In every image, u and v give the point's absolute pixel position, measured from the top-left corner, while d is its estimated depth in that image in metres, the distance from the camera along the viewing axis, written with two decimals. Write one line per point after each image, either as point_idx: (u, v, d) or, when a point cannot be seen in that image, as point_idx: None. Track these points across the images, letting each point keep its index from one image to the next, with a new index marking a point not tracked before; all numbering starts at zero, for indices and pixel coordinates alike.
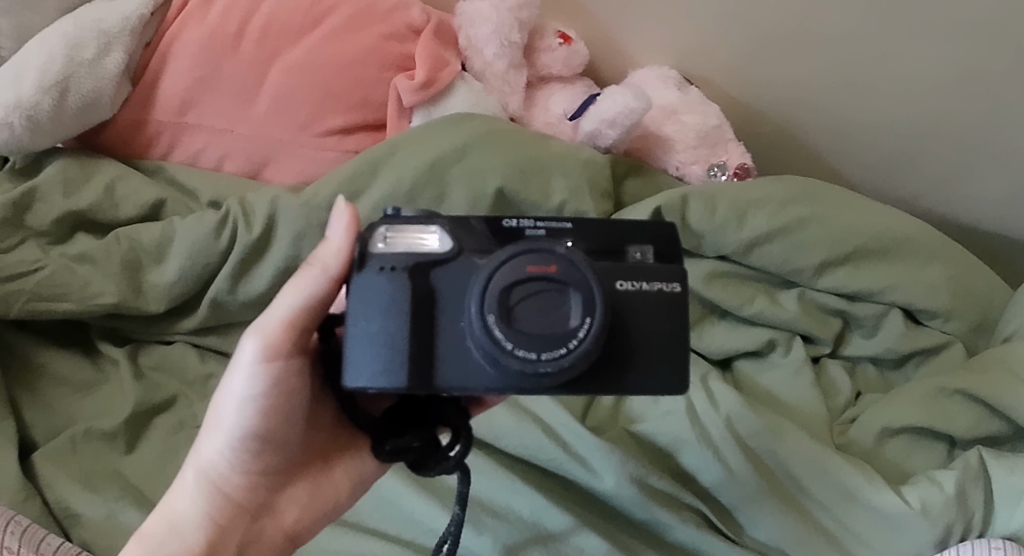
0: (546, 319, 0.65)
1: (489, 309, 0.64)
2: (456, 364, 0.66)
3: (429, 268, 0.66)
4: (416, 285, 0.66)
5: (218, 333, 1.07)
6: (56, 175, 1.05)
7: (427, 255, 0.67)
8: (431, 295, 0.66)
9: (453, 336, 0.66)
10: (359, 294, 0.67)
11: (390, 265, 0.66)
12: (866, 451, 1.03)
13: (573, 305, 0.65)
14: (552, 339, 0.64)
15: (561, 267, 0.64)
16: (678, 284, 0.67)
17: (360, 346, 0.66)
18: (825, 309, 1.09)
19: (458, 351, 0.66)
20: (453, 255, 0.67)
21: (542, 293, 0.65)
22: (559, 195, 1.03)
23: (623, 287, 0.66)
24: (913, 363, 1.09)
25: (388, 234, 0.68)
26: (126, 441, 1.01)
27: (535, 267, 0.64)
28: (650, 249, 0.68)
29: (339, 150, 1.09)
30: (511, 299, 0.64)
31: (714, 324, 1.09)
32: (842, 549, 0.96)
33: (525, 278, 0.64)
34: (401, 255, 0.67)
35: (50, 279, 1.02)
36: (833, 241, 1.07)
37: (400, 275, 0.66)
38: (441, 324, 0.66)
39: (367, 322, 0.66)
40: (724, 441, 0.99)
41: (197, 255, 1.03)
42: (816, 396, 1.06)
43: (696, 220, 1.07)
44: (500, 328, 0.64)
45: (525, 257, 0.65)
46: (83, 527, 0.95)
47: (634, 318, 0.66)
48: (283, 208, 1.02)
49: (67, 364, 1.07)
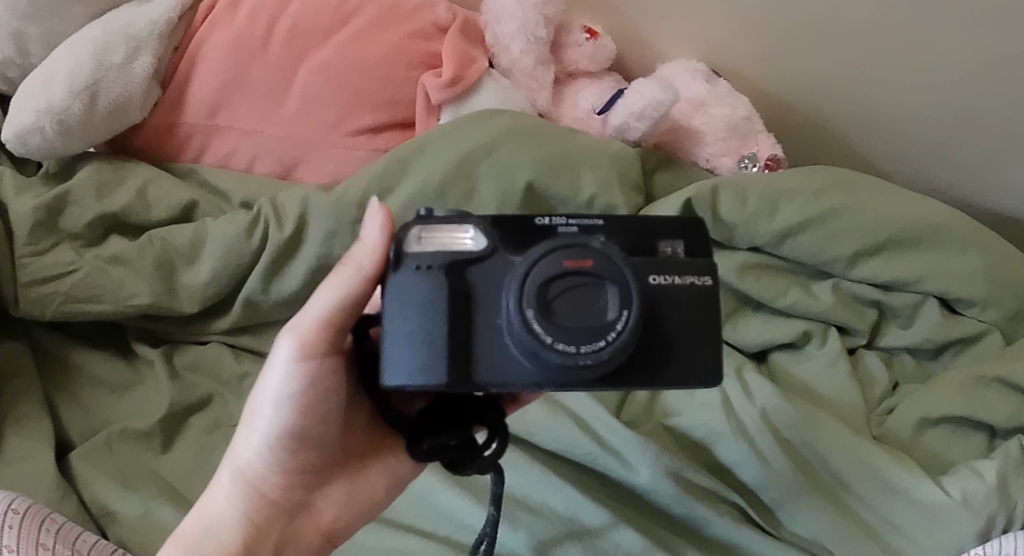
0: (584, 312, 0.64)
1: (528, 303, 0.64)
2: (494, 360, 0.66)
3: (465, 267, 0.66)
4: (453, 283, 0.66)
5: (251, 333, 1.07)
6: (88, 178, 1.05)
7: (462, 254, 0.66)
8: (468, 292, 0.66)
9: (491, 333, 0.66)
10: (395, 293, 0.67)
11: (426, 264, 0.66)
12: (904, 443, 1.03)
13: (610, 298, 0.64)
14: (591, 331, 0.63)
15: (598, 262, 0.64)
16: (709, 277, 0.67)
17: (399, 344, 0.66)
18: (860, 299, 1.09)
19: (497, 347, 0.66)
20: (489, 253, 0.66)
21: (579, 287, 0.64)
22: (589, 189, 1.01)
23: (656, 281, 0.66)
24: (951, 353, 1.08)
25: (422, 235, 0.67)
26: (162, 441, 1.02)
27: (571, 261, 0.64)
28: (681, 244, 0.68)
29: (368, 149, 1.09)
30: (550, 294, 0.64)
31: (749, 317, 1.09)
32: (879, 540, 0.96)
33: (561, 273, 0.64)
34: (435, 254, 0.66)
35: (84, 280, 1.03)
36: (867, 229, 1.06)
37: (436, 274, 0.66)
38: (479, 321, 0.66)
39: (405, 322, 0.66)
40: (760, 433, 0.99)
41: (229, 256, 1.02)
42: (853, 388, 1.05)
43: (727, 211, 1.05)
44: (539, 322, 0.63)
45: (562, 251, 0.64)
46: (120, 524, 0.96)
47: (669, 313, 0.66)
48: (314, 207, 1.01)
49: (104, 365, 1.08)
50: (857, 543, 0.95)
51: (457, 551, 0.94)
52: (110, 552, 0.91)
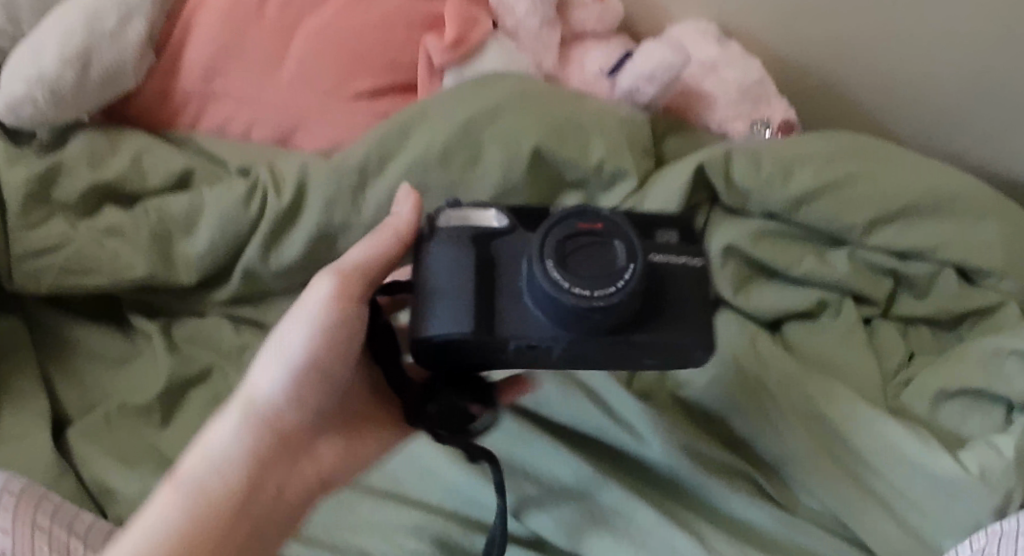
0: (597, 263, 0.69)
1: (548, 255, 0.69)
2: (516, 316, 0.72)
3: (489, 240, 0.74)
4: (478, 253, 0.74)
5: (253, 305, 1.03)
6: (82, 149, 1.02)
7: (487, 229, 0.74)
8: (492, 262, 0.74)
9: (512, 295, 0.73)
10: (431, 260, 0.75)
11: (455, 236, 0.74)
12: (921, 418, 1.00)
13: (619, 250, 0.70)
14: (605, 278, 0.69)
15: (607, 225, 0.70)
16: (700, 260, 0.74)
17: (433, 301, 0.73)
18: (876, 269, 1.06)
19: (517, 306, 0.73)
20: (510, 230, 0.74)
21: (592, 245, 0.70)
22: (598, 154, 0.98)
23: (656, 259, 0.73)
24: (968, 324, 1.05)
25: (451, 216, 0.75)
26: (161, 416, 0.99)
27: (584, 223, 0.70)
28: (675, 235, 0.74)
29: (370, 113, 1.06)
30: (566, 250, 0.70)
31: (764, 285, 1.05)
32: (890, 509, 0.93)
33: (576, 233, 0.70)
34: (463, 229, 0.74)
35: (79, 253, 1.00)
36: (883, 197, 1.03)
37: (464, 244, 0.74)
38: (501, 286, 0.73)
39: (438, 282, 0.74)
40: (775, 401, 0.97)
41: (228, 226, 0.98)
42: (869, 358, 1.02)
43: (740, 175, 1.03)
44: (558, 271, 0.69)
45: (576, 216, 0.71)
46: (119, 503, 0.94)
47: (671, 285, 0.73)
48: (313, 173, 0.98)
49: (101, 339, 1.04)
50: (869, 515, 0.93)
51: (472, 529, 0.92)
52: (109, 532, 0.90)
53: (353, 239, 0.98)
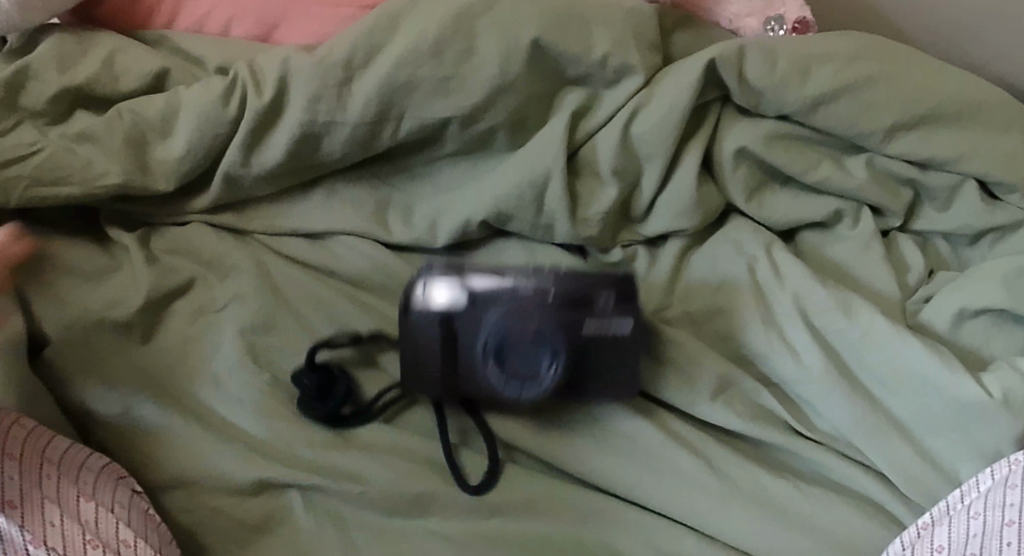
0: (527, 362, 0.84)
1: (489, 349, 0.84)
2: (468, 377, 0.87)
3: (450, 317, 0.85)
4: (444, 330, 0.86)
5: (235, 212, 0.99)
6: (50, 51, 0.95)
7: (448, 310, 0.85)
8: (453, 332, 0.86)
9: (468, 360, 0.86)
10: (408, 329, 0.86)
11: (425, 311, 0.86)
12: (941, 336, 0.93)
13: (545, 361, 0.84)
14: (530, 380, 0.84)
15: (546, 323, 0.83)
16: (627, 321, 0.84)
17: (407, 355, 0.87)
18: (896, 178, 0.99)
19: (471, 370, 0.86)
20: (467, 304, 0.85)
21: (530, 348, 0.84)
22: (602, 48, 0.93)
23: (586, 331, 0.84)
24: (988, 241, 0.99)
25: (422, 290, 0.86)
26: (142, 331, 0.93)
27: (523, 323, 0.83)
28: (611, 293, 0.84)
29: (355, 6, 0.99)
30: (506, 356, 0.84)
31: (776, 193, 1.00)
32: (905, 433, 0.88)
33: (513, 333, 0.84)
34: (431, 311, 0.85)
35: (50, 161, 0.93)
36: (905, 101, 0.96)
37: (433, 322, 0.86)
38: (461, 349, 0.86)
39: (410, 347, 0.87)
40: (788, 316, 0.92)
41: (206, 127, 0.93)
42: (887, 272, 0.96)
43: (754, 74, 0.95)
44: (496, 372, 0.84)
45: (511, 310, 0.84)
46: (102, 425, 0.89)
47: (596, 353, 0.86)
48: (295, 70, 0.92)
49: (75, 252, 0.97)
50: (886, 436, 0.87)
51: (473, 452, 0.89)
52: (84, 459, 0.83)
53: (339, 138, 0.93)
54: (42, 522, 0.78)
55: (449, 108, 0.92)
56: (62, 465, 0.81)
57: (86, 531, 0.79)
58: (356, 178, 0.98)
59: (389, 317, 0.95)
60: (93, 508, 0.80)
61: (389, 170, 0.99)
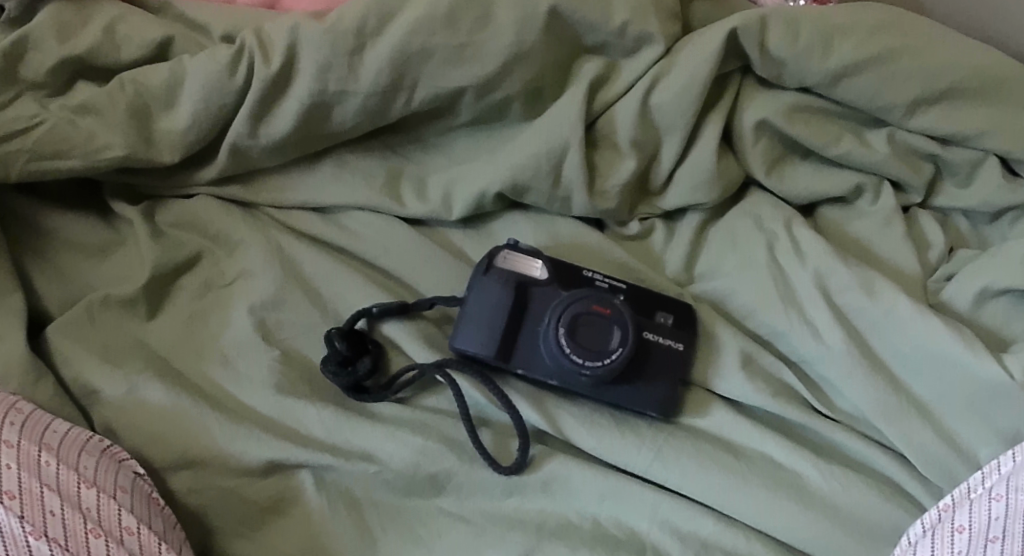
0: (594, 338, 0.85)
1: (562, 321, 0.85)
2: (527, 353, 0.87)
3: (527, 286, 0.88)
4: (517, 295, 0.87)
5: (242, 183, 0.96)
6: (49, 19, 0.91)
7: (529, 278, 0.88)
8: (524, 305, 0.88)
9: (530, 338, 0.87)
10: (477, 289, 0.88)
11: (501, 276, 0.88)
12: (962, 316, 0.91)
13: (615, 336, 0.85)
14: (596, 352, 0.84)
15: (615, 311, 0.86)
16: (682, 344, 0.88)
17: (470, 320, 0.87)
18: (917, 153, 0.97)
19: (532, 346, 0.87)
20: (547, 282, 0.88)
21: (603, 325, 0.85)
22: (621, 16, 0.90)
23: (648, 336, 0.87)
24: (1010, 219, 0.96)
25: (507, 257, 0.89)
26: (147, 308, 0.91)
27: (598, 305, 0.86)
28: (672, 317, 0.89)
29: None
30: (578, 323, 0.85)
31: (796, 166, 0.97)
32: (926, 414, 0.85)
33: (588, 310, 0.85)
34: (509, 273, 0.88)
35: (51, 134, 0.90)
36: (928, 74, 0.93)
37: (507, 286, 0.87)
38: (525, 328, 0.87)
39: (480, 310, 0.87)
40: (810, 296, 0.89)
41: (212, 96, 0.90)
42: (909, 249, 0.94)
43: (776, 44, 0.92)
44: (565, 339, 0.85)
45: (592, 298, 0.86)
46: (104, 405, 0.86)
47: (653, 361, 0.87)
48: (305, 37, 0.89)
49: (78, 225, 0.96)
50: (908, 419, 0.85)
51: (490, 429, 0.87)
52: (83, 442, 0.80)
53: (350, 107, 0.90)
54: (42, 512, 0.73)
55: (464, 77, 0.90)
56: (63, 448, 0.78)
57: (88, 519, 0.75)
58: (366, 149, 0.96)
59: (400, 292, 0.93)
60: (94, 495, 0.76)
61: (399, 140, 0.97)
